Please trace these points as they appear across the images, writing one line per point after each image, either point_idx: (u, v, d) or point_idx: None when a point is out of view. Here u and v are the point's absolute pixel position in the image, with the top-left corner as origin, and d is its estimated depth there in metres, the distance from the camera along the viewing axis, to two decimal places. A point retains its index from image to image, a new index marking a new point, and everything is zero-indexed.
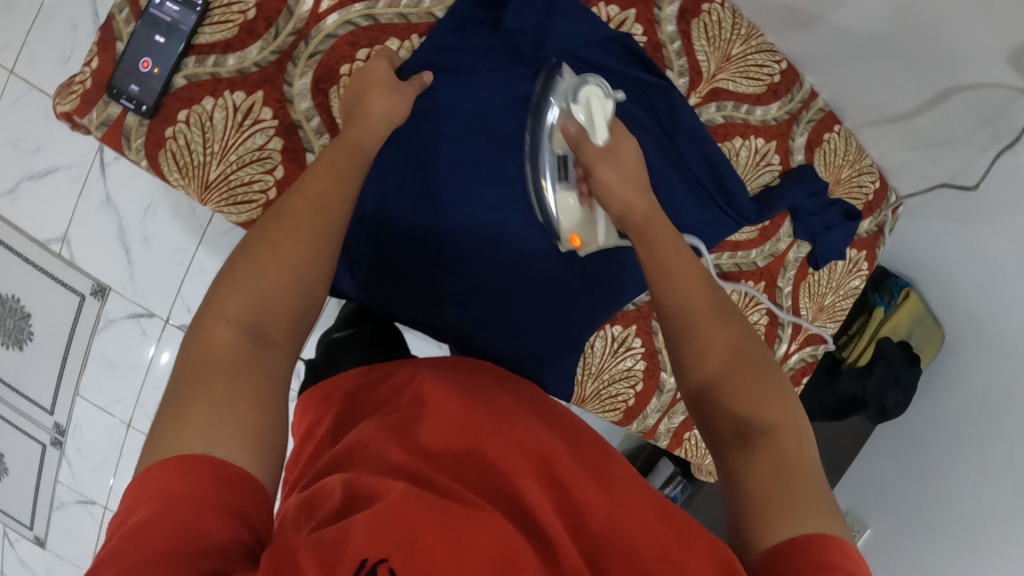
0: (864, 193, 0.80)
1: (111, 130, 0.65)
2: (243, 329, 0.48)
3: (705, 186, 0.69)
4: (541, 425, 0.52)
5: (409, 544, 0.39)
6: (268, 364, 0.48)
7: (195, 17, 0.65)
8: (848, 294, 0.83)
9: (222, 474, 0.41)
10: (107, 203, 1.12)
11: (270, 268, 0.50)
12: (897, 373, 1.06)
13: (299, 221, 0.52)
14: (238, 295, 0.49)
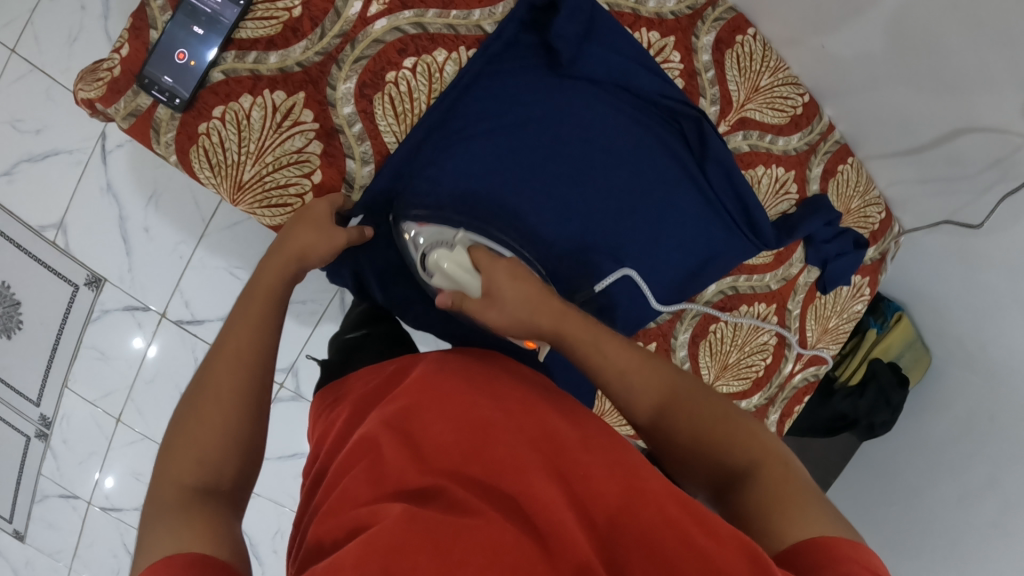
0: (869, 222, 0.82)
1: (141, 120, 0.67)
2: (190, 490, 0.49)
3: (728, 212, 0.71)
4: (552, 416, 0.53)
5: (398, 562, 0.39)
6: (222, 510, 0.49)
7: (237, 11, 0.65)
8: (851, 317, 0.87)
9: (189, 561, 0.42)
10: (108, 191, 1.09)
11: (215, 411, 0.54)
12: (888, 397, 1.10)
13: (219, 382, 0.55)
14: (189, 451, 0.51)
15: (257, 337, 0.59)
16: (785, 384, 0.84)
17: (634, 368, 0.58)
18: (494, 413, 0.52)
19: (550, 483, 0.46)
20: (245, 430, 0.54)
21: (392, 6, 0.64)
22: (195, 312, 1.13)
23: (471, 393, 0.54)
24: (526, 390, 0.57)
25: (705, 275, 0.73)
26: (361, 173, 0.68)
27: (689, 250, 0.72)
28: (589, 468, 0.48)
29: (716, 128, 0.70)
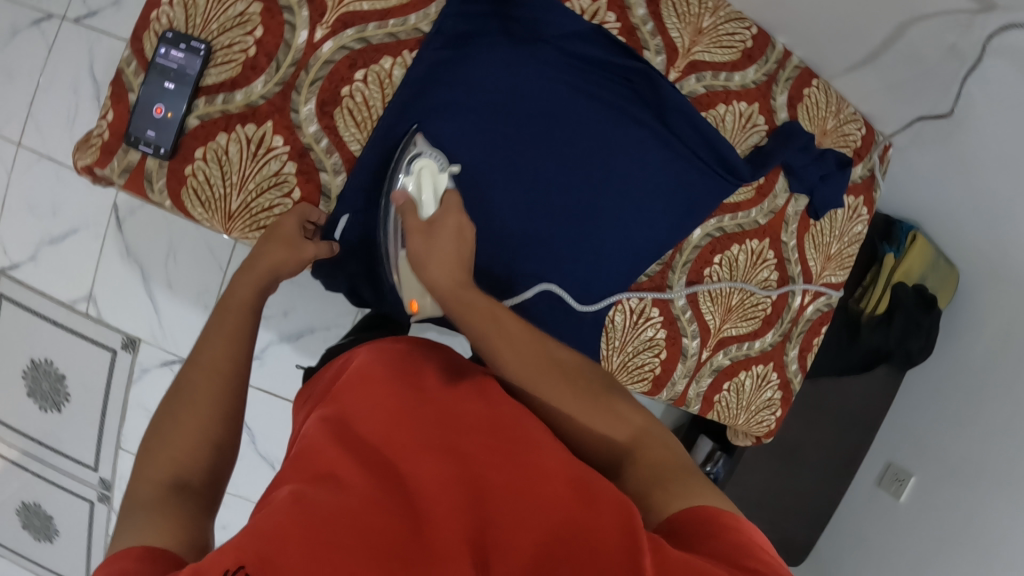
0: (852, 141, 0.82)
1: (134, 174, 0.73)
2: (165, 485, 0.52)
3: (699, 156, 0.72)
4: (468, 408, 0.55)
5: (277, 548, 0.39)
6: (191, 505, 0.51)
7: (200, 61, 0.69)
8: (853, 240, 0.85)
9: (143, 552, 0.43)
10: (128, 256, 1.16)
11: (188, 416, 0.57)
12: (916, 320, 1.07)
13: (198, 392, 0.59)
14: (160, 454, 0.54)
15: (230, 352, 0.62)
16: (798, 318, 0.84)
17: (522, 344, 0.63)
18: (411, 407, 0.53)
19: (447, 475, 0.47)
20: (214, 436, 0.57)
21: (336, 27, 0.67)
22: None
23: (397, 389, 0.55)
24: (451, 378, 0.59)
25: (695, 217, 0.73)
26: (335, 184, 0.72)
27: (673, 201, 0.73)
28: (489, 457, 0.50)
29: (668, 78, 0.69)
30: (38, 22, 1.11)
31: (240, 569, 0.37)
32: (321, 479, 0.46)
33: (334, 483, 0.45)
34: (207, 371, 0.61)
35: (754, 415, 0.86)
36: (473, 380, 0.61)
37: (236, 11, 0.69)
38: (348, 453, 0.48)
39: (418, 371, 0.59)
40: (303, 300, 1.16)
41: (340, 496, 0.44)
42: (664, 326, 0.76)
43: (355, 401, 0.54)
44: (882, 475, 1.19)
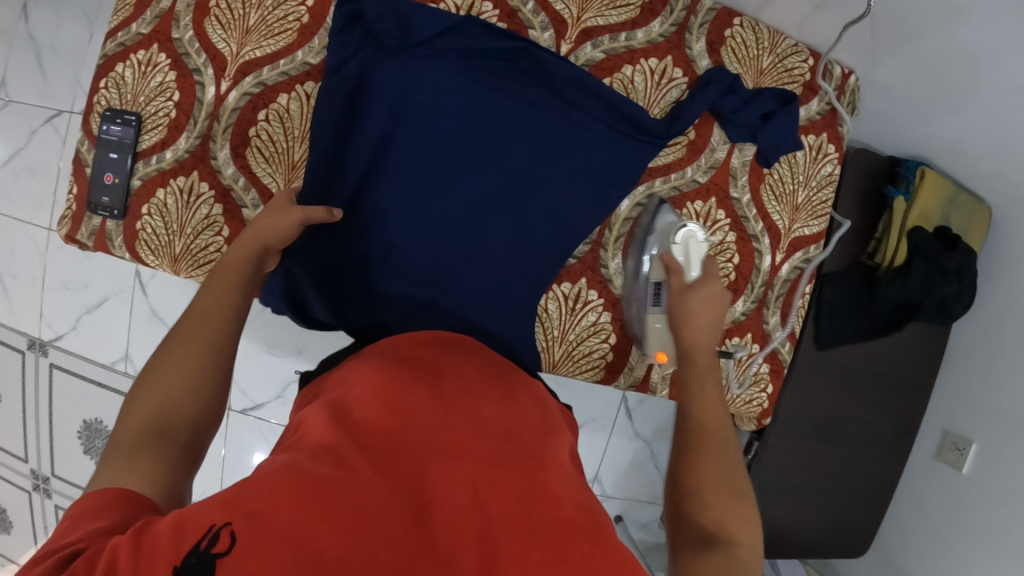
0: (799, 74, 0.76)
1: (99, 237, 0.77)
2: (148, 431, 0.47)
3: (607, 121, 0.70)
4: (483, 409, 0.52)
5: (261, 514, 0.37)
6: (176, 450, 0.47)
7: (133, 129, 0.74)
8: (824, 182, 0.77)
9: (116, 498, 0.41)
10: (154, 316, 1.24)
11: (184, 355, 0.52)
12: (940, 264, 0.93)
13: (188, 340, 0.53)
14: (152, 391, 0.50)
15: (222, 305, 0.57)
16: (771, 280, 0.77)
17: (715, 407, 0.55)
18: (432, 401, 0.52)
19: (456, 470, 0.45)
20: (204, 386, 0.52)
21: (235, 78, 0.72)
22: (254, 398, 1.23)
23: (415, 385, 0.53)
24: (476, 380, 0.57)
25: (614, 194, 0.71)
26: (257, 217, 0.74)
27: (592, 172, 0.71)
28: (501, 458, 0.47)
29: (560, 51, 0.72)
30: (50, 119, 1.25)
31: (227, 525, 0.36)
32: (322, 455, 0.44)
33: (334, 460, 0.44)
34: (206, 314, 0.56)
35: (738, 395, 0.79)
36: (495, 384, 0.58)
37: (156, 81, 0.74)
38: (354, 437, 0.47)
39: (438, 371, 0.57)
40: (315, 338, 1.20)
41: (339, 473, 0.42)
42: (605, 309, 0.72)
43: (367, 390, 0.52)
44: (940, 446, 1.06)
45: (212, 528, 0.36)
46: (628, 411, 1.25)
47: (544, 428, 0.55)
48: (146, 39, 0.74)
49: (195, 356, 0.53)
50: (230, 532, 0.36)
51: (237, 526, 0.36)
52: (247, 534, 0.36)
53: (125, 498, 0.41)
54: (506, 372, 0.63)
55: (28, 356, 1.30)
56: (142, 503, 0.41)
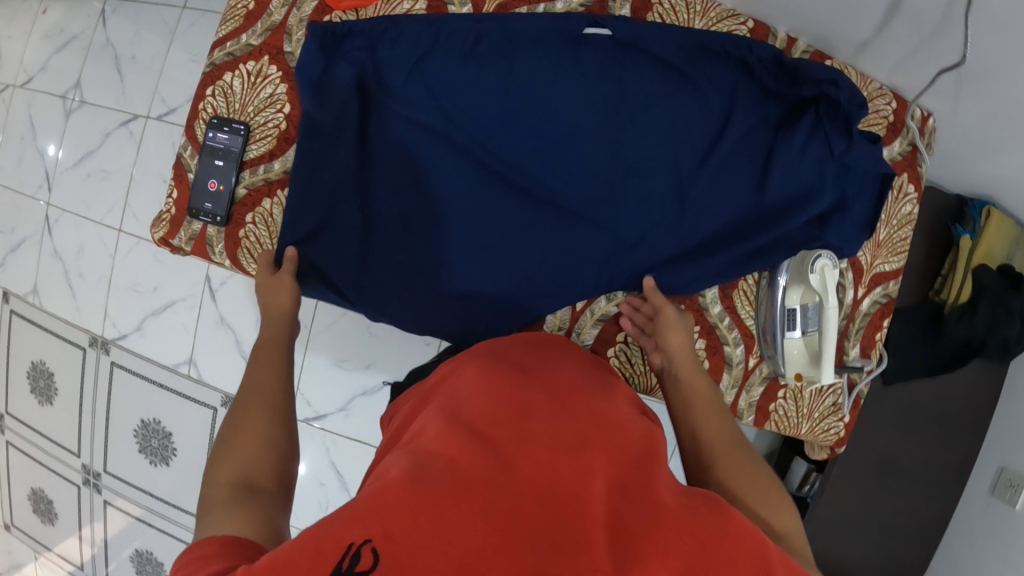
0: (883, 116, 0.84)
1: (198, 241, 0.79)
2: (237, 485, 0.53)
3: (762, 215, 0.74)
4: (589, 407, 0.54)
5: (396, 525, 0.38)
6: (260, 499, 0.52)
7: (241, 138, 0.77)
8: (905, 221, 0.82)
9: (222, 541, 0.44)
10: (221, 321, 1.27)
11: (244, 438, 0.59)
12: (1005, 304, 0.98)
13: (249, 430, 0.60)
14: (226, 464, 0.56)
15: (277, 371, 0.68)
16: (852, 314, 0.80)
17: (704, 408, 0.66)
18: (537, 398, 0.53)
19: (579, 469, 0.45)
20: (276, 455, 0.59)
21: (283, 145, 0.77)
22: (318, 409, 1.27)
23: (507, 381, 0.55)
24: (576, 379, 0.59)
25: (704, 213, 0.74)
26: None
27: (710, 206, 0.74)
28: (612, 465, 0.48)
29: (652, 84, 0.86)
30: (125, 123, 1.28)
31: (368, 542, 0.37)
32: (443, 459, 0.45)
33: (452, 460, 0.44)
34: (250, 417, 0.62)
35: (819, 424, 0.79)
36: (585, 383, 0.59)
37: (266, 93, 0.77)
38: (464, 431, 0.48)
39: (530, 374, 0.58)
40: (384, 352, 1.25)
41: (460, 472, 0.43)
42: (700, 336, 0.76)
43: (475, 388, 0.55)
44: (994, 483, 1.07)
45: (352, 546, 0.37)
46: None
47: (640, 426, 0.55)
48: (256, 50, 0.77)
49: (254, 450, 0.58)
50: (373, 550, 0.37)
51: (378, 544, 0.37)
52: (390, 549, 0.37)
53: (227, 543, 0.44)
54: (603, 373, 0.66)
55: (89, 352, 1.32)
56: (240, 544, 0.44)
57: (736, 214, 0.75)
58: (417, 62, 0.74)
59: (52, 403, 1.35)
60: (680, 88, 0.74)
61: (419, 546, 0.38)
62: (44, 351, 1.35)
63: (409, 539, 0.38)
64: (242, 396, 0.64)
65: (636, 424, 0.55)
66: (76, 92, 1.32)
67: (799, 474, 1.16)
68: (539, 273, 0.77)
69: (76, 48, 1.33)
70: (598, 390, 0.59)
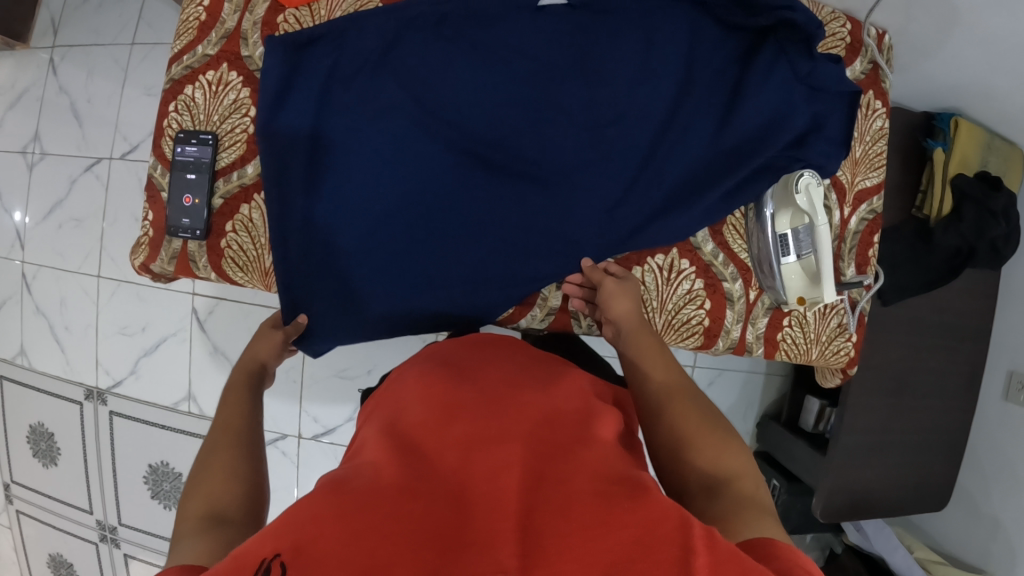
0: (840, 38, 0.84)
1: (181, 259, 0.80)
2: (204, 518, 0.55)
3: (741, 150, 0.73)
4: (520, 398, 0.55)
5: (312, 533, 0.38)
6: (230, 532, 0.54)
7: (210, 149, 0.78)
8: (878, 135, 0.83)
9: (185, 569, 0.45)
10: (215, 351, 1.25)
11: (211, 473, 0.61)
12: (988, 207, 0.99)
13: (218, 462, 0.62)
14: (196, 498, 0.57)
15: (240, 411, 0.71)
16: (844, 233, 0.81)
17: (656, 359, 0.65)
18: (468, 400, 0.55)
19: (499, 462, 0.47)
20: (242, 485, 0.60)
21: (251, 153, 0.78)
22: (326, 423, 1.25)
23: (445, 387, 0.57)
24: (512, 372, 0.61)
25: (684, 155, 0.73)
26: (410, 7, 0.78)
27: (690, 149, 0.73)
28: (537, 453, 0.49)
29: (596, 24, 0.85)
30: (90, 167, 1.27)
31: (277, 557, 0.36)
32: (371, 471, 0.46)
33: (377, 473, 0.45)
34: (218, 452, 0.63)
35: (828, 347, 0.80)
36: (524, 381, 0.60)
37: (229, 99, 0.78)
38: (395, 445, 0.50)
39: (467, 379, 0.60)
40: (384, 355, 1.25)
41: (383, 479, 0.44)
42: (698, 276, 0.75)
43: (414, 399, 0.57)
44: (1008, 387, 1.09)
45: (263, 560, 0.36)
46: None
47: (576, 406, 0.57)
48: (214, 60, 0.79)
49: (223, 481, 0.60)
50: (281, 564, 0.36)
51: (286, 557, 0.36)
52: (298, 562, 0.36)
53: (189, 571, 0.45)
54: (552, 363, 0.67)
55: (87, 406, 1.29)
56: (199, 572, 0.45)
57: (709, 151, 0.74)
58: (382, 57, 0.72)
59: (57, 464, 1.32)
60: (643, 32, 0.72)
61: (329, 552, 0.37)
62: (39, 413, 1.31)
63: (322, 545, 0.37)
64: (208, 437, 0.66)
65: (568, 404, 0.56)
66: (35, 145, 1.30)
67: (814, 412, 1.17)
68: (527, 240, 0.75)
69: (29, 100, 1.31)
70: (537, 378, 0.61)
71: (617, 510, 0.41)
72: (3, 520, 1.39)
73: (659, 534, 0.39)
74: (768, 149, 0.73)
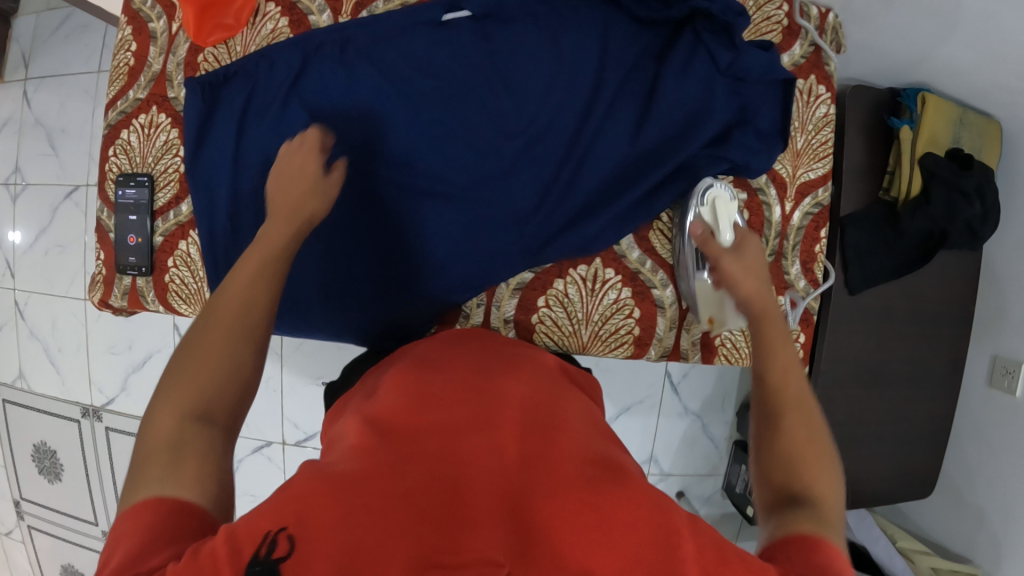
0: (775, 22, 0.79)
1: (131, 295, 0.82)
2: (187, 414, 0.44)
3: (659, 152, 0.71)
4: (497, 382, 0.51)
5: (305, 510, 0.35)
6: (216, 437, 0.44)
7: (147, 189, 0.80)
8: (823, 123, 0.78)
9: (168, 507, 0.38)
10: None
11: (213, 339, 0.48)
12: (958, 187, 0.94)
13: (218, 330, 0.49)
14: (183, 383, 0.46)
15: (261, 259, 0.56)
16: (786, 229, 0.77)
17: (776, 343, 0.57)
18: (441, 384, 0.50)
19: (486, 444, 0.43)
20: (247, 356, 0.49)
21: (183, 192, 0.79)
22: (306, 429, 1.29)
23: (414, 374, 0.53)
24: (487, 357, 0.57)
25: (597, 158, 0.72)
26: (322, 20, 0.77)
27: (604, 154, 0.72)
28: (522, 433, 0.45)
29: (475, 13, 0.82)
30: (69, 195, 1.31)
31: (280, 531, 0.33)
32: (351, 455, 0.42)
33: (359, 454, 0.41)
34: (222, 313, 0.50)
35: None
36: (491, 364, 0.56)
37: (161, 140, 0.80)
38: (368, 427, 0.46)
39: (435, 365, 0.55)
40: None
41: (368, 458, 0.41)
42: (624, 285, 0.74)
43: (382, 387, 0.52)
44: (991, 372, 1.04)
45: (265, 535, 0.33)
46: (673, 387, 1.28)
47: (550, 393, 0.53)
48: (145, 103, 0.81)
49: (224, 339, 0.48)
50: (286, 536, 0.33)
51: (291, 530, 0.33)
52: (303, 536, 0.33)
53: (176, 511, 0.38)
54: (512, 345, 0.63)
55: (84, 423, 1.35)
56: (189, 510, 0.39)
57: (624, 159, 0.72)
58: (292, 87, 0.75)
59: (61, 479, 1.39)
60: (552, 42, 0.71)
61: (325, 533, 0.34)
62: (42, 432, 1.38)
63: (323, 519, 0.34)
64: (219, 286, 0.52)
65: (543, 392, 0.52)
66: (17, 176, 1.35)
67: None
68: (454, 257, 0.75)
69: (9, 132, 1.36)
70: (504, 363, 0.56)
71: (606, 502, 0.38)
72: (16, 535, 1.47)
73: (653, 531, 0.37)
74: (691, 145, 0.70)
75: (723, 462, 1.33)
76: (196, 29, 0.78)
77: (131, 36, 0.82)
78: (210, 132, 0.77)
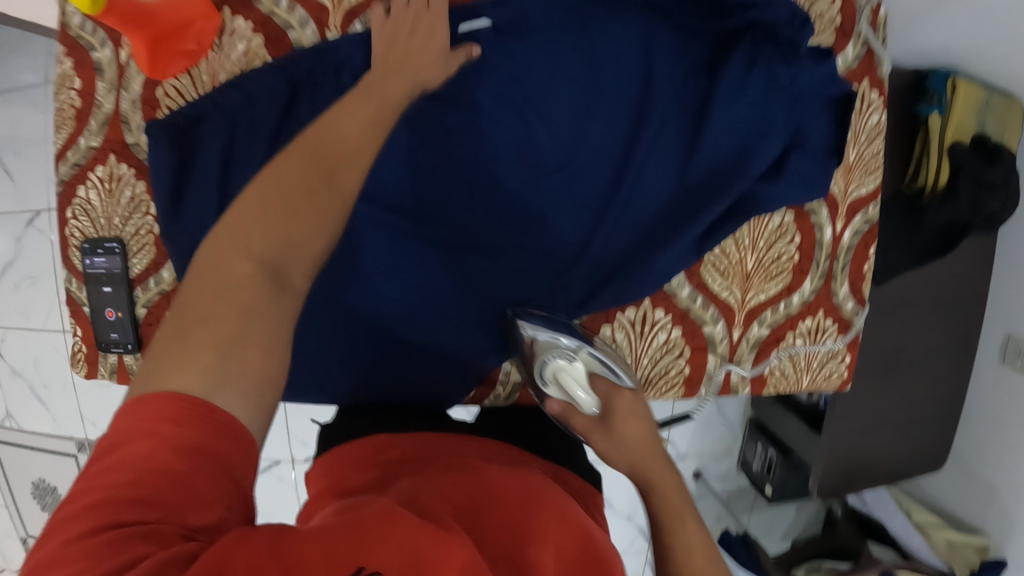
0: (829, 19, 0.72)
1: (120, 372, 0.76)
2: (255, 270, 0.42)
3: (700, 189, 0.68)
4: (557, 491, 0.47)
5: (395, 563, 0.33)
6: (280, 313, 0.41)
7: (120, 257, 0.72)
8: (873, 133, 0.75)
9: (180, 400, 0.35)
10: None
11: (300, 209, 0.45)
12: (984, 178, 0.93)
13: (312, 198, 0.46)
14: (260, 232, 0.43)
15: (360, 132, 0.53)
16: (834, 251, 0.75)
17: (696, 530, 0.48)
18: (503, 474, 0.46)
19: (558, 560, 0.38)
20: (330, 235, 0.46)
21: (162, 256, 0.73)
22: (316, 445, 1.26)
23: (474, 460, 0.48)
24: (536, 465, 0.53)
25: (636, 202, 0.68)
26: (305, 37, 0.68)
27: (648, 194, 0.68)
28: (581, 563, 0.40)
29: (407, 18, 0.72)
30: (31, 222, 1.20)
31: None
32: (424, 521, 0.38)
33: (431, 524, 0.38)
34: (308, 193, 0.46)
35: (819, 371, 0.79)
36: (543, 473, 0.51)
37: (126, 197, 0.72)
38: (438, 494, 0.42)
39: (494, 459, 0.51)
40: None
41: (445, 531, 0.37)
42: (675, 326, 0.74)
43: (438, 460, 0.49)
44: (1004, 351, 1.07)
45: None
46: None
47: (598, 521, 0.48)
48: (100, 152, 0.72)
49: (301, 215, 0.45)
50: None
51: None
52: None
53: (208, 416, 0.35)
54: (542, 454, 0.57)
55: (81, 457, 1.30)
56: (211, 410, 0.36)
57: (666, 195, 0.69)
58: (279, 128, 0.68)
59: None
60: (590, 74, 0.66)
61: None
62: (37, 469, 1.33)
63: None
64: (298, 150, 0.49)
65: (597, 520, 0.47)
66: None
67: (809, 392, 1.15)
68: (486, 306, 0.70)
69: None
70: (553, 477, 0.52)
71: None
72: None
73: None
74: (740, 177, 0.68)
75: (737, 443, 1.36)
76: (151, 65, 0.67)
77: (73, 71, 0.71)
78: (195, 182, 0.69)
